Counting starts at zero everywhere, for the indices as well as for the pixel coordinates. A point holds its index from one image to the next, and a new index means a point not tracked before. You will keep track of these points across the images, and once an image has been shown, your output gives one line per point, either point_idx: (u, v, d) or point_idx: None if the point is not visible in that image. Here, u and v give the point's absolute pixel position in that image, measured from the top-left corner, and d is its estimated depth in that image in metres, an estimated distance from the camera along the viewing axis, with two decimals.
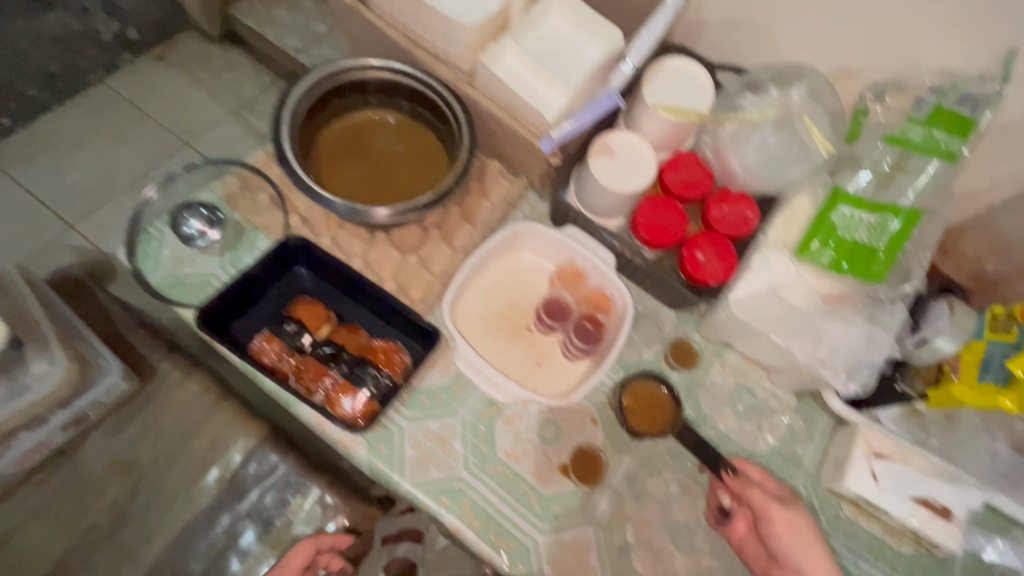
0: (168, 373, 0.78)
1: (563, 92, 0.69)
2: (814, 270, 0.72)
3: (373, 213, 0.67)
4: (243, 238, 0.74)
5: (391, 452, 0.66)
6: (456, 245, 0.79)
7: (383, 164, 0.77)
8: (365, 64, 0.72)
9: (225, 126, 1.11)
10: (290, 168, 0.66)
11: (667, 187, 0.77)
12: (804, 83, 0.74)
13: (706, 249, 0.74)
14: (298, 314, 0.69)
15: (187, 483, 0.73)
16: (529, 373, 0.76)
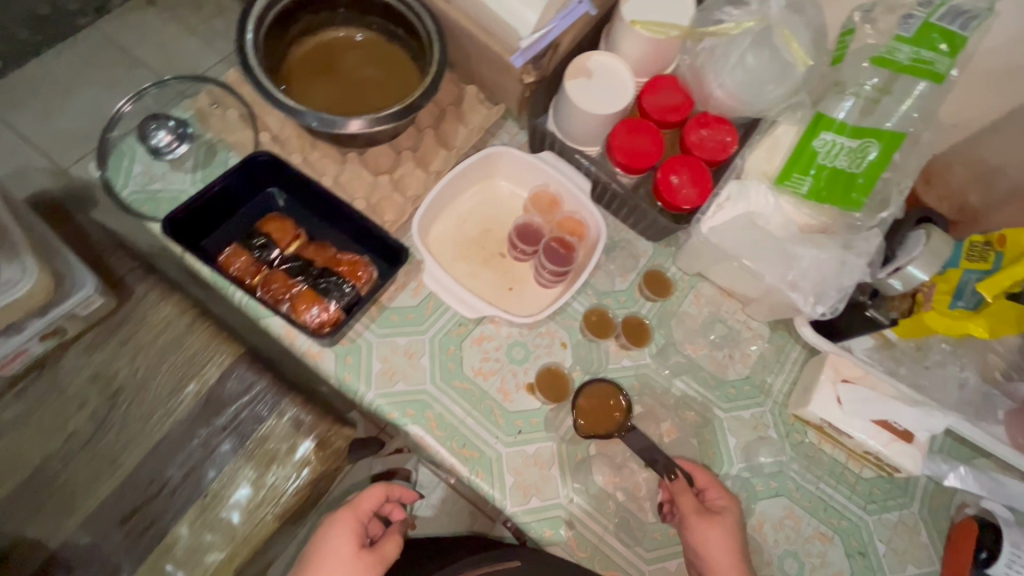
0: (145, 294, 0.79)
1: (537, 7, 0.66)
2: (794, 202, 0.72)
3: (345, 124, 0.66)
4: (215, 158, 0.74)
5: (358, 364, 0.67)
6: (431, 169, 0.78)
7: (354, 82, 0.76)
8: None
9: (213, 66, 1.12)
10: (255, 77, 0.64)
11: (645, 111, 0.75)
12: None
13: (681, 172, 0.72)
14: (267, 229, 0.69)
15: (164, 395, 0.75)
16: (502, 297, 0.76)
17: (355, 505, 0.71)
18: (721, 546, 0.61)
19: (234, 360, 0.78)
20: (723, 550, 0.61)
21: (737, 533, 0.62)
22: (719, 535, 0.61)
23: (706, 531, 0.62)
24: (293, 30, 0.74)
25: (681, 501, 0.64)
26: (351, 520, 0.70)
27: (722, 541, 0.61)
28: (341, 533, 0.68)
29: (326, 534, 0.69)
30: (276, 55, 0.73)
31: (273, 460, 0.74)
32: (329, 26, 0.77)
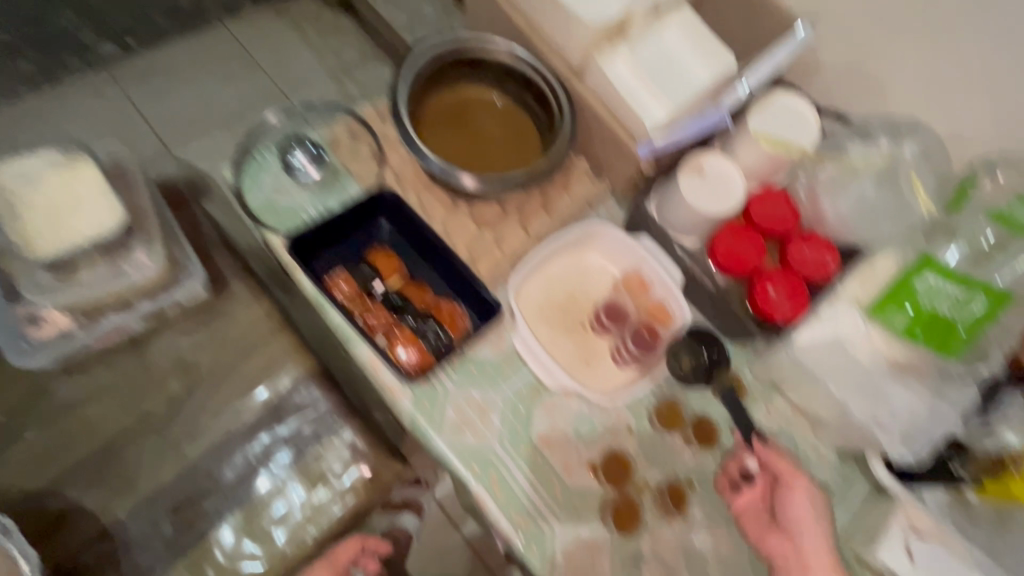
0: (239, 293, 0.83)
1: (666, 106, 0.74)
2: (883, 333, 0.68)
3: (461, 179, 0.72)
4: (336, 182, 0.78)
5: (433, 409, 0.68)
6: (531, 231, 0.81)
7: (481, 136, 0.81)
8: (488, 46, 0.77)
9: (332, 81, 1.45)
10: (402, 125, 0.72)
11: (751, 218, 0.77)
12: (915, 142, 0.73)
13: (779, 286, 0.73)
14: (375, 260, 0.73)
15: (238, 394, 0.78)
16: (576, 368, 0.77)
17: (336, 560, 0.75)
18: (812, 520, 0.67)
19: (307, 373, 0.80)
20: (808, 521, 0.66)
21: (820, 500, 0.68)
22: (809, 510, 0.67)
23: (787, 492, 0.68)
24: (437, 77, 0.79)
25: (777, 467, 0.70)
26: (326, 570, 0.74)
27: (823, 539, 0.66)
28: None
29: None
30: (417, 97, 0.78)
31: (324, 481, 0.76)
32: (468, 79, 0.82)
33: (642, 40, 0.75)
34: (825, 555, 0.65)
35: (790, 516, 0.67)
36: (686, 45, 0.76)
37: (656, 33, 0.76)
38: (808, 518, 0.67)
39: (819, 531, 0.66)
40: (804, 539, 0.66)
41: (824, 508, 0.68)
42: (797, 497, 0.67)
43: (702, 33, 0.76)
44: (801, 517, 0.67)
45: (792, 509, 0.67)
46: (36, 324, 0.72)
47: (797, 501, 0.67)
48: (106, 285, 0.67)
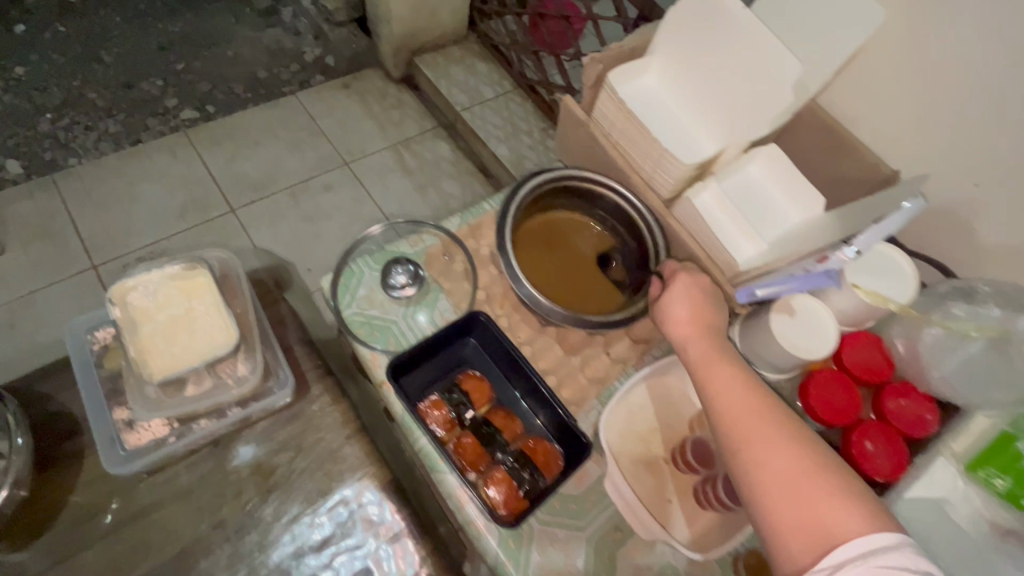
0: (319, 396, 0.83)
1: (757, 246, 0.76)
2: (984, 494, 0.68)
3: (554, 311, 0.74)
4: (426, 296, 0.80)
5: (519, 551, 0.66)
6: (614, 355, 0.81)
7: (573, 261, 0.84)
8: (587, 179, 0.82)
9: (378, 152, 1.74)
10: (506, 259, 0.75)
11: (843, 363, 0.76)
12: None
13: (876, 440, 0.71)
14: (466, 386, 0.73)
15: (309, 506, 0.77)
16: (660, 508, 0.74)
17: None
18: (686, 302, 0.71)
19: (379, 486, 0.79)
20: (705, 358, 0.66)
21: (699, 288, 0.73)
22: (686, 317, 0.70)
23: (668, 298, 0.72)
24: (538, 202, 0.83)
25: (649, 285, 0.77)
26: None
27: (702, 342, 0.68)
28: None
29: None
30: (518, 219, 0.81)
31: None
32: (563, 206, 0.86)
33: (731, 177, 0.78)
34: (734, 375, 0.64)
35: (664, 321, 0.72)
36: (776, 185, 0.78)
37: (745, 170, 0.79)
38: (688, 323, 0.70)
39: (686, 318, 0.70)
40: (689, 347, 0.69)
41: (703, 302, 0.71)
42: (659, 300, 0.73)
43: (792, 174, 0.78)
44: (673, 314, 0.71)
45: (662, 307, 0.72)
46: (132, 430, 0.71)
47: (661, 305, 0.72)
48: (207, 398, 0.68)
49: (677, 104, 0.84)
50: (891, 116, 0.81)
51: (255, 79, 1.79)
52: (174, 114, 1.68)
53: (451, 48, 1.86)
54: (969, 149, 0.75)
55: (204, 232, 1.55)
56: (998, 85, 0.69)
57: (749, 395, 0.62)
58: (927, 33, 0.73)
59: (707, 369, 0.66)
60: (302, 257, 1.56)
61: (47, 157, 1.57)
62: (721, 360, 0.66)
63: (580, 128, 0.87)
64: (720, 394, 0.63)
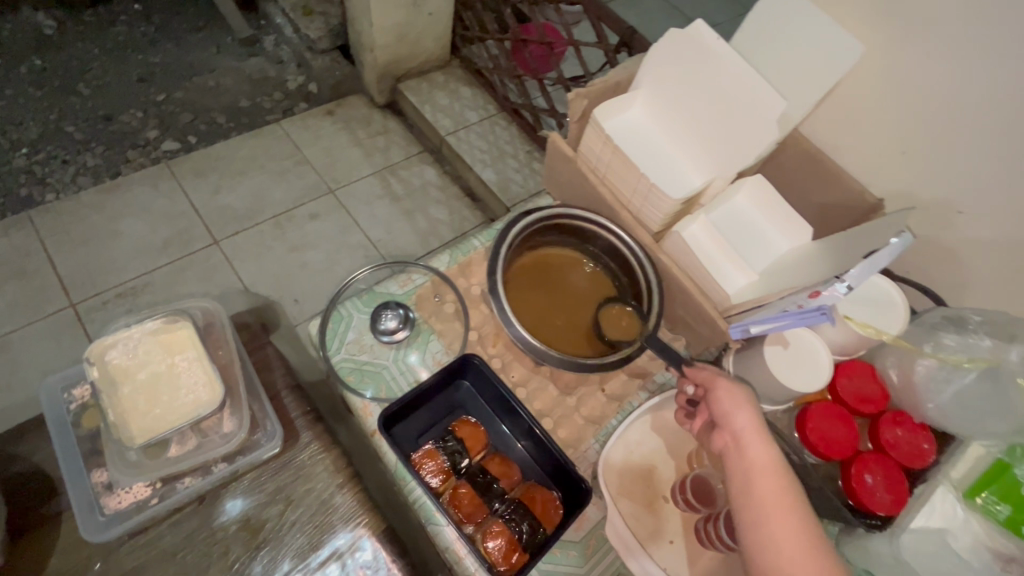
0: (309, 444, 0.81)
1: (749, 276, 0.76)
2: (985, 523, 0.66)
3: (548, 353, 0.73)
4: (417, 337, 0.79)
5: None
6: (609, 392, 0.80)
7: (566, 299, 0.84)
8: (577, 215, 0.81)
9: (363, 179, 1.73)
10: (496, 300, 0.74)
11: (838, 393, 0.76)
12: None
13: (876, 472, 0.70)
14: (460, 432, 0.70)
15: (299, 563, 0.74)
16: (661, 550, 0.73)
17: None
18: (741, 404, 0.63)
19: (373, 538, 0.76)
20: (767, 479, 0.58)
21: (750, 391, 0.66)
22: (752, 423, 0.62)
23: (724, 399, 0.64)
24: (535, 242, 0.84)
25: (698, 375, 0.69)
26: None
27: (769, 451, 0.60)
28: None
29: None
30: (511, 259, 0.81)
31: None
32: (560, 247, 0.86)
33: (720, 210, 0.80)
34: (794, 507, 0.56)
35: (725, 413, 0.64)
36: (763, 216, 0.80)
37: (733, 202, 0.81)
38: (753, 429, 0.61)
39: (754, 424, 0.62)
40: (750, 448, 0.60)
41: (762, 416, 0.63)
42: (723, 392, 0.65)
43: (778, 204, 0.80)
44: (737, 412, 0.63)
45: (727, 401, 0.64)
46: (114, 493, 0.70)
47: (727, 398, 0.64)
48: (193, 457, 0.66)
49: (662, 133, 0.85)
50: (873, 147, 0.83)
51: (237, 110, 1.78)
52: (154, 146, 1.65)
53: (435, 75, 1.86)
54: (949, 180, 0.76)
55: (186, 267, 1.51)
56: (975, 120, 0.71)
57: (811, 548, 0.54)
58: (906, 68, 0.74)
59: (763, 494, 0.57)
60: (288, 290, 1.53)
61: (22, 194, 1.54)
62: (783, 480, 0.58)
63: (567, 164, 0.87)
64: (781, 536, 0.55)
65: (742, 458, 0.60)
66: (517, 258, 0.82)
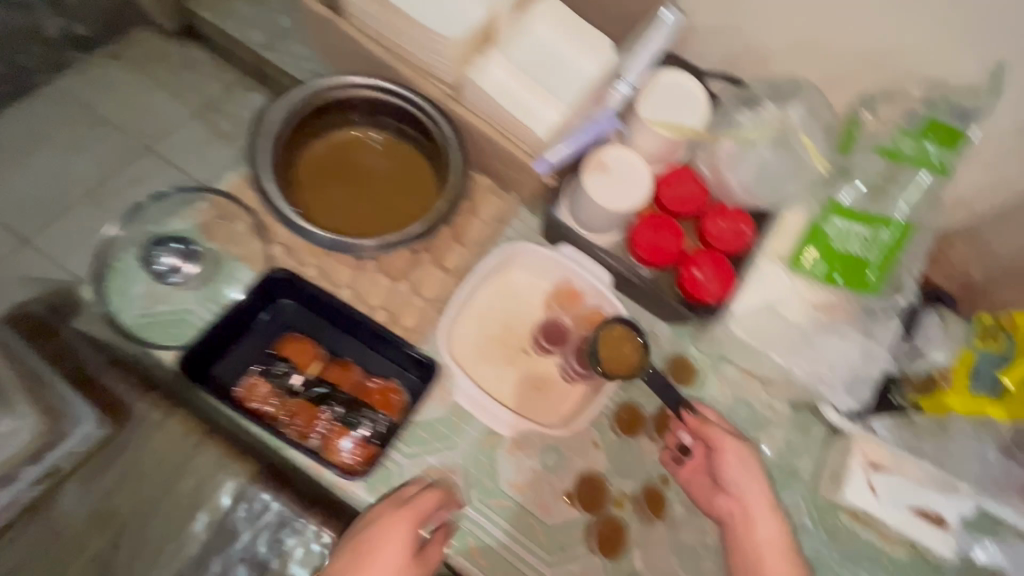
0: (146, 414, 0.73)
1: (558, 109, 0.68)
2: (808, 283, 0.73)
3: (361, 245, 0.66)
4: (221, 270, 0.71)
5: (392, 491, 0.66)
6: (448, 267, 0.77)
7: (371, 182, 0.74)
8: (347, 83, 0.69)
9: None
10: (274, 203, 0.64)
11: (662, 203, 0.75)
12: (801, 100, 0.74)
13: (705, 267, 0.72)
14: (285, 351, 0.65)
15: (174, 531, 0.70)
16: (529, 398, 0.75)
17: (408, 498, 0.61)
18: (750, 473, 0.65)
19: (249, 480, 0.74)
20: (778, 555, 0.62)
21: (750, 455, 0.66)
22: (762, 489, 0.64)
23: (721, 460, 0.65)
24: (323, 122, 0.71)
25: (708, 432, 0.67)
26: (393, 510, 0.59)
27: (760, 487, 0.65)
28: (394, 531, 0.57)
29: (382, 524, 0.58)
30: (297, 147, 0.71)
31: None
32: (359, 125, 0.74)
33: (516, 42, 0.68)
34: (773, 518, 0.64)
35: (734, 482, 0.65)
36: (564, 36, 0.69)
37: (530, 29, 0.69)
38: (756, 486, 0.65)
39: (756, 483, 0.65)
40: (759, 527, 0.63)
41: (764, 472, 0.66)
42: (732, 457, 0.65)
43: (575, 23, 0.69)
44: (746, 479, 0.65)
45: (737, 471, 0.65)
46: None
47: (736, 462, 0.65)
48: None
49: None
50: None
51: None
52: None
53: None
54: None
55: None
56: None
57: None
58: None
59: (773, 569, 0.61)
60: None
61: None
62: (788, 553, 0.62)
63: (331, 29, 0.74)
64: None
65: (748, 538, 0.64)
66: (306, 144, 0.72)
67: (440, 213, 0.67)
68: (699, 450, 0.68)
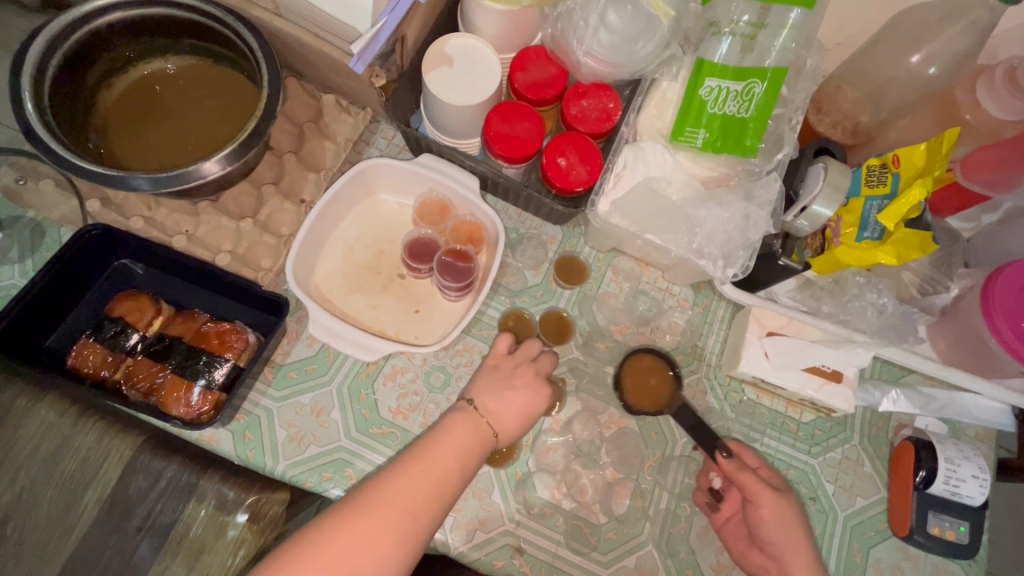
0: (11, 403, 0.69)
1: None
2: (690, 155, 0.69)
3: (203, 169, 0.57)
4: (44, 239, 0.65)
5: (260, 438, 0.62)
6: (303, 199, 0.71)
7: (189, 119, 0.66)
8: (114, 2, 0.58)
9: None
10: (46, 146, 0.54)
11: (517, 90, 0.69)
12: None
13: (568, 153, 0.67)
14: (119, 311, 0.61)
15: (62, 513, 0.68)
16: (407, 322, 0.70)
17: (534, 361, 0.65)
18: (791, 522, 0.60)
19: (134, 452, 0.70)
20: None
21: (797, 511, 0.61)
22: (806, 560, 0.58)
23: (776, 507, 0.60)
24: (120, 55, 0.63)
25: (742, 481, 0.61)
26: (537, 377, 0.64)
27: (801, 550, 0.59)
28: (542, 386, 0.63)
29: (523, 382, 0.63)
30: (96, 89, 0.63)
31: (203, 550, 0.68)
32: (153, 51, 0.65)
33: None
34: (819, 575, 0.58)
35: (767, 535, 0.59)
36: None
37: None
38: (804, 560, 0.58)
39: (805, 553, 0.59)
40: None
41: (813, 544, 0.60)
42: (769, 512, 0.60)
43: None
44: (783, 535, 0.59)
45: (774, 527, 0.59)
46: None
47: (774, 517, 0.60)
48: None
49: None
50: None
51: None
52: None
53: None
54: None
55: None
56: None
57: None
58: None
59: None
60: None
61: None
62: None
63: None
64: None
65: None
66: (108, 85, 0.65)
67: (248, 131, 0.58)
68: (735, 501, 0.63)
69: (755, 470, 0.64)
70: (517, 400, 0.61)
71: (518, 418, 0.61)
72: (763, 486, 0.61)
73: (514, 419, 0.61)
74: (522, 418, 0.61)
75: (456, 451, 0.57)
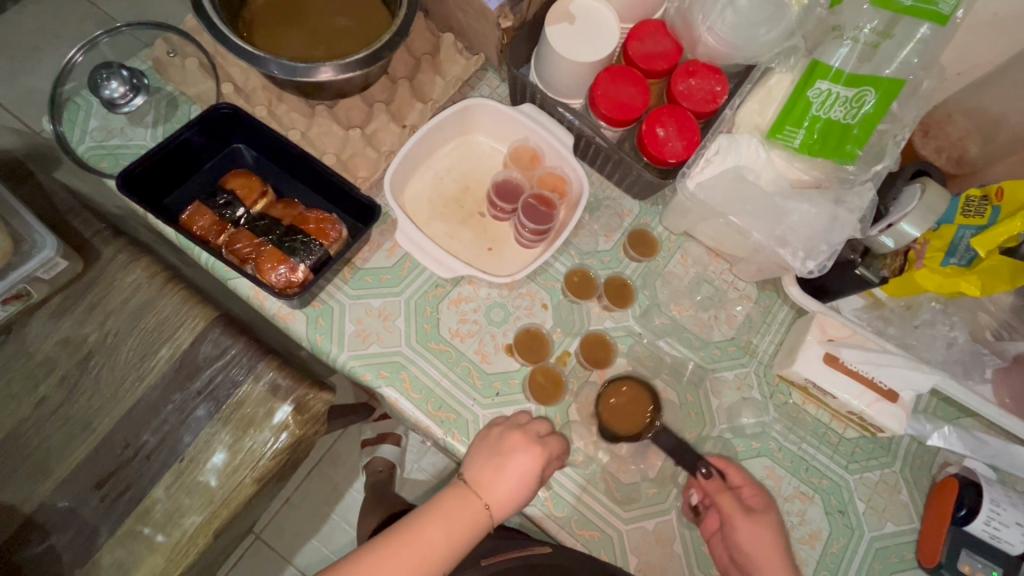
0: (112, 256, 0.76)
1: None
2: (785, 153, 0.69)
3: (316, 72, 0.61)
4: (177, 112, 0.72)
5: (330, 326, 0.66)
6: (406, 124, 0.75)
7: (320, 28, 0.71)
8: None
9: None
10: (206, 18, 0.59)
11: (630, 58, 0.71)
12: None
13: (667, 124, 0.69)
14: (230, 185, 0.66)
15: (136, 361, 0.74)
16: (480, 257, 0.74)
17: (524, 424, 0.63)
18: (767, 544, 0.63)
19: (207, 324, 0.75)
20: None
21: (776, 529, 0.64)
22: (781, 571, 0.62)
23: (751, 526, 0.63)
24: None
25: (721, 502, 0.65)
26: (529, 442, 0.62)
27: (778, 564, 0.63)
28: (527, 454, 0.60)
29: (510, 450, 0.61)
30: None
31: (251, 425, 0.73)
32: None
33: None
34: None
35: (745, 550, 0.63)
36: None
37: None
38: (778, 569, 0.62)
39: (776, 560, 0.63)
40: None
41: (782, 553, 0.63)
42: (743, 529, 0.63)
43: None
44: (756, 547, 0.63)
45: (753, 545, 0.63)
46: None
47: (747, 534, 0.63)
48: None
49: None
50: None
51: None
52: None
53: None
54: None
55: None
56: None
57: None
58: None
59: None
60: None
61: None
62: None
63: None
64: None
65: None
66: None
67: (382, 41, 0.62)
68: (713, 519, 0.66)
69: (735, 490, 0.66)
70: (505, 468, 0.61)
71: (512, 485, 0.61)
72: (739, 510, 0.64)
73: (508, 485, 0.61)
74: (513, 484, 0.61)
75: (451, 516, 0.62)
